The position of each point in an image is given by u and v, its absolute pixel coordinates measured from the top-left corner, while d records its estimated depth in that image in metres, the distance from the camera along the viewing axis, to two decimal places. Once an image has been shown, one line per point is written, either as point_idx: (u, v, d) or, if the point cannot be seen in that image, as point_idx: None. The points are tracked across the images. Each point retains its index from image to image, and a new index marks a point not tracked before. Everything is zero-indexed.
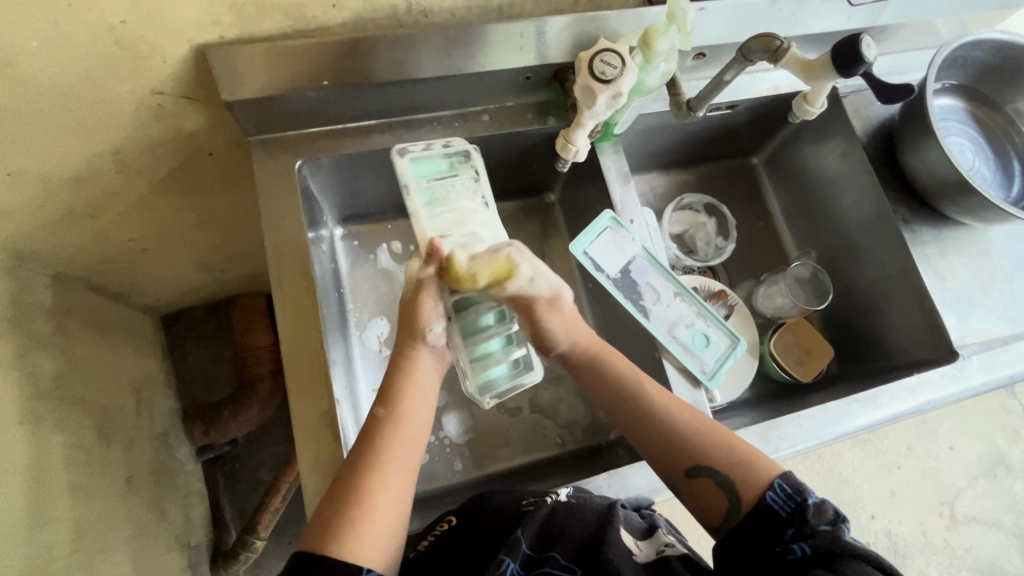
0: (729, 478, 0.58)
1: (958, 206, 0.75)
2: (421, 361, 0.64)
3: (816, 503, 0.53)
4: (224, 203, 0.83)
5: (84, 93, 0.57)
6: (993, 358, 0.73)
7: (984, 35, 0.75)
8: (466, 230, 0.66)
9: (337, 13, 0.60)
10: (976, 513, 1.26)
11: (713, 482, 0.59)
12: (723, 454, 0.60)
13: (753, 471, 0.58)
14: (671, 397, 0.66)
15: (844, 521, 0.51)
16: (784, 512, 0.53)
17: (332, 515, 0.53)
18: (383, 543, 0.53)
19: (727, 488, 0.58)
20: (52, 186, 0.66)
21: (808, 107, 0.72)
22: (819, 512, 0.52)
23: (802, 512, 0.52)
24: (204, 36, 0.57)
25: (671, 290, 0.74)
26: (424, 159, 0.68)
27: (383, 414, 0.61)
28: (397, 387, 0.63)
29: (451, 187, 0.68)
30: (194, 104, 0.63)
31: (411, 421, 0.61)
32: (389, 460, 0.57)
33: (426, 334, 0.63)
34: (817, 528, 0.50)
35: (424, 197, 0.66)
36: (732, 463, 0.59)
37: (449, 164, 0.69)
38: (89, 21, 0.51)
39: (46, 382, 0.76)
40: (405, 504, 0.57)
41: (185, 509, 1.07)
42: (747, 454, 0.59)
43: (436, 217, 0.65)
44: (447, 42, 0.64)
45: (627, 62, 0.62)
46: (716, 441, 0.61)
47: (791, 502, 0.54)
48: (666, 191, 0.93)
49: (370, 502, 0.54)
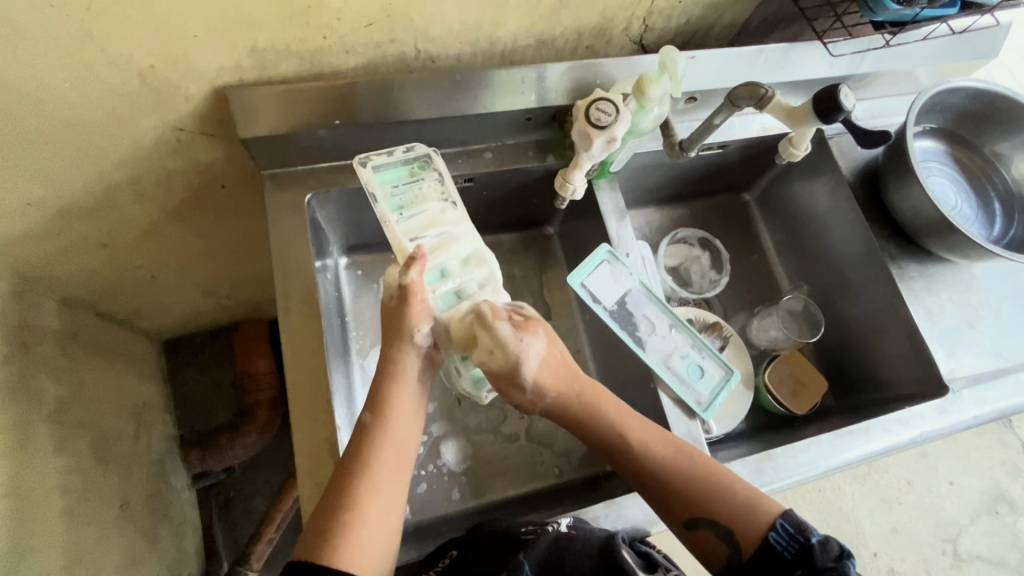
0: (729, 528, 0.59)
1: (942, 244, 0.78)
2: (409, 362, 0.65)
3: (821, 540, 0.55)
4: (233, 232, 0.86)
5: (108, 128, 0.60)
6: (983, 392, 0.75)
7: (959, 84, 0.79)
8: (436, 229, 0.67)
9: (350, 58, 0.64)
10: (980, 551, 1.24)
11: (712, 533, 0.60)
12: (722, 503, 0.60)
13: (753, 517, 0.58)
14: (668, 445, 0.64)
15: (848, 557, 0.53)
16: (789, 552, 0.55)
17: (325, 528, 0.54)
18: (377, 554, 0.54)
19: (726, 536, 0.59)
20: (69, 214, 0.68)
21: (793, 150, 0.75)
22: (824, 550, 0.54)
23: (806, 551, 0.54)
24: (226, 78, 0.60)
25: (666, 322, 0.76)
26: (385, 165, 0.69)
27: (370, 420, 0.61)
28: (384, 392, 0.63)
29: (419, 190, 0.69)
30: (211, 139, 0.67)
31: (399, 426, 0.62)
32: (380, 466, 0.58)
33: (414, 336, 0.64)
34: (822, 565, 0.52)
35: (391, 204, 0.67)
36: (731, 510, 0.59)
37: (414, 168, 0.71)
38: (120, 65, 0.54)
39: (48, 406, 0.77)
40: (397, 507, 0.57)
41: (177, 538, 1.06)
42: (745, 499, 0.59)
43: (407, 219, 0.67)
44: (453, 85, 0.68)
45: (621, 109, 0.66)
46: (714, 488, 0.61)
47: (794, 542, 0.55)
48: (662, 226, 0.96)
49: (362, 511, 0.55)
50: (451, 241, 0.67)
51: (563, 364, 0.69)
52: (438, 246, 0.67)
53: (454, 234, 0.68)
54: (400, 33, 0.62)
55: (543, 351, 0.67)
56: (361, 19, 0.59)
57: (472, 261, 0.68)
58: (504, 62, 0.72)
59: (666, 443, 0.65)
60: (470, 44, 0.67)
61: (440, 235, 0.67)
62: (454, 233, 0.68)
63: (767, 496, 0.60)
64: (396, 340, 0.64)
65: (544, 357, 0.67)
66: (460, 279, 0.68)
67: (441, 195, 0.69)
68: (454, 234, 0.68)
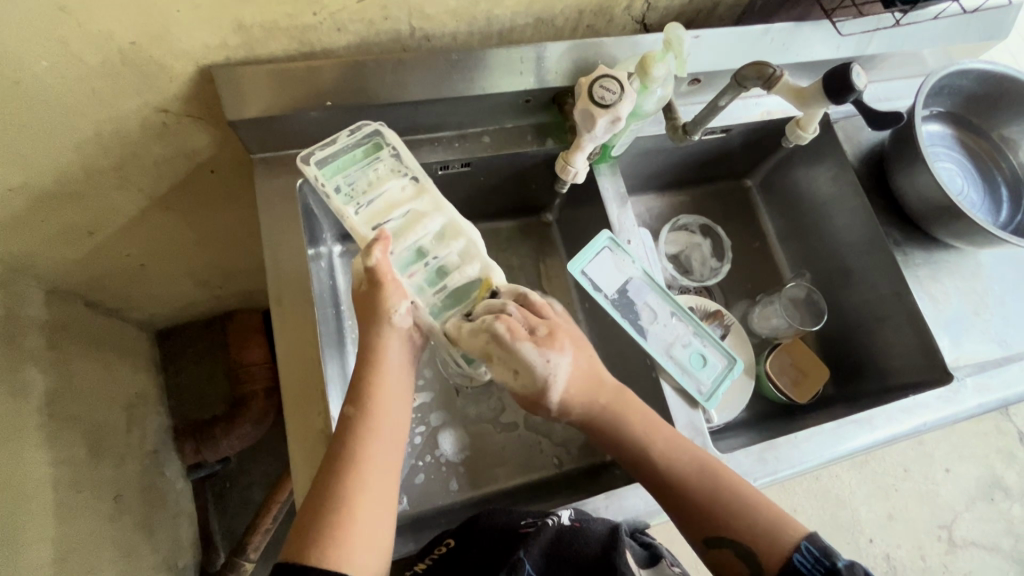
0: (751, 549, 0.57)
1: (948, 230, 0.77)
2: (392, 338, 0.62)
3: (847, 564, 0.52)
4: (223, 219, 0.84)
5: (89, 110, 0.58)
6: (986, 380, 0.74)
7: (968, 65, 0.77)
8: (400, 210, 0.65)
9: (342, 36, 0.62)
10: (974, 537, 1.25)
11: (733, 552, 0.58)
12: (743, 522, 0.58)
13: (777, 538, 0.57)
14: (693, 460, 0.63)
15: None
16: (812, 575, 0.53)
17: (312, 528, 0.52)
18: (368, 552, 0.53)
19: (748, 557, 0.57)
20: (52, 201, 0.66)
21: (800, 133, 0.73)
22: (850, 574, 0.51)
23: (832, 573, 0.52)
24: (212, 57, 0.58)
25: (668, 310, 0.74)
26: (333, 155, 0.66)
27: (355, 413, 0.59)
28: (366, 385, 0.60)
29: (373, 173, 0.66)
30: (199, 122, 0.64)
31: (385, 419, 0.60)
32: (368, 462, 0.56)
33: (393, 314, 0.61)
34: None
35: (344, 195, 0.65)
36: (754, 532, 0.58)
37: (365, 148, 0.67)
38: (99, 41, 0.52)
39: (37, 399, 0.75)
40: (388, 504, 0.56)
41: (173, 530, 1.05)
42: (769, 521, 0.58)
43: (367, 205, 0.65)
44: (449, 66, 0.66)
45: (625, 88, 0.63)
46: (738, 507, 0.59)
47: (819, 565, 0.54)
48: (663, 212, 0.95)
49: (350, 510, 0.53)
50: (417, 218, 0.66)
51: (591, 374, 0.66)
52: (405, 226, 0.65)
53: (421, 211, 0.66)
54: (393, 10, 0.60)
55: (572, 365, 0.65)
56: None
57: (447, 234, 0.66)
58: (502, 42, 0.70)
59: (691, 458, 0.63)
60: (466, 22, 0.65)
61: (405, 214, 0.66)
62: (419, 209, 0.66)
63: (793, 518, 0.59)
64: (374, 320, 0.61)
65: (573, 369, 0.65)
66: (437, 256, 0.66)
67: (398, 172, 0.67)
68: (420, 211, 0.66)
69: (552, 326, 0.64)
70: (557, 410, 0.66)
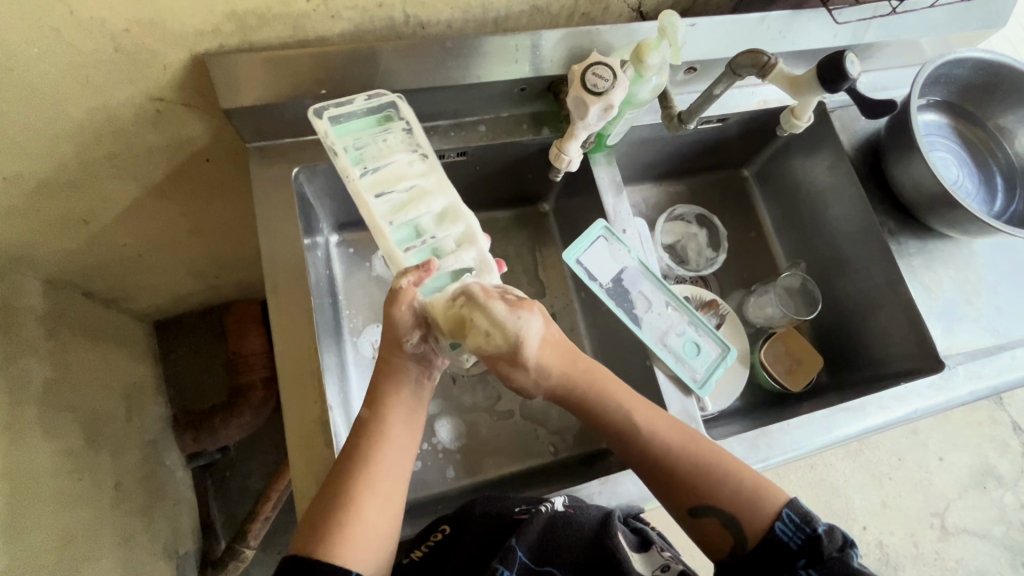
0: (734, 517, 0.57)
1: (943, 219, 0.77)
2: (400, 368, 0.62)
3: (827, 529, 0.53)
4: (219, 209, 0.84)
5: (83, 98, 0.58)
6: (978, 368, 0.75)
7: (965, 54, 0.77)
8: (405, 184, 0.63)
9: (336, 23, 0.61)
10: (966, 524, 1.26)
11: (717, 521, 0.58)
12: (728, 490, 0.58)
13: (759, 507, 0.57)
14: (674, 429, 0.63)
15: (852, 547, 0.52)
16: (794, 543, 0.54)
17: (322, 525, 0.53)
18: (373, 551, 0.53)
19: (732, 525, 0.57)
20: (48, 190, 0.66)
21: (795, 121, 0.73)
22: (829, 540, 0.53)
23: (813, 541, 0.53)
24: (205, 44, 0.58)
25: (663, 300, 0.75)
26: (344, 116, 0.63)
27: (368, 416, 0.60)
28: (383, 390, 0.61)
29: (382, 142, 0.63)
30: (193, 111, 0.64)
31: (398, 422, 0.60)
32: (379, 464, 0.57)
33: (404, 343, 0.61)
34: (826, 558, 0.51)
35: (351, 157, 0.62)
36: (737, 500, 0.58)
37: (376, 117, 0.64)
38: (92, 28, 0.51)
39: (36, 387, 0.76)
40: (397, 505, 0.57)
41: (174, 517, 1.06)
42: (751, 489, 0.58)
43: (373, 172, 0.62)
44: (444, 54, 0.65)
45: (619, 75, 0.63)
46: (720, 476, 0.59)
47: (801, 533, 0.54)
48: (659, 202, 0.95)
49: (360, 509, 0.54)
50: (422, 195, 0.63)
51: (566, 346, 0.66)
52: (409, 201, 0.63)
53: (426, 188, 0.63)
54: None
55: (542, 332, 0.63)
56: None
57: (447, 217, 0.64)
58: (498, 30, 0.69)
59: (672, 427, 0.63)
60: (461, 9, 0.64)
61: (409, 190, 0.63)
62: (424, 187, 0.63)
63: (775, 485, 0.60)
64: (389, 347, 0.61)
65: (545, 338, 0.63)
66: (435, 237, 0.63)
67: (408, 146, 0.64)
68: (425, 189, 0.63)
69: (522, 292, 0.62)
70: (533, 376, 0.64)
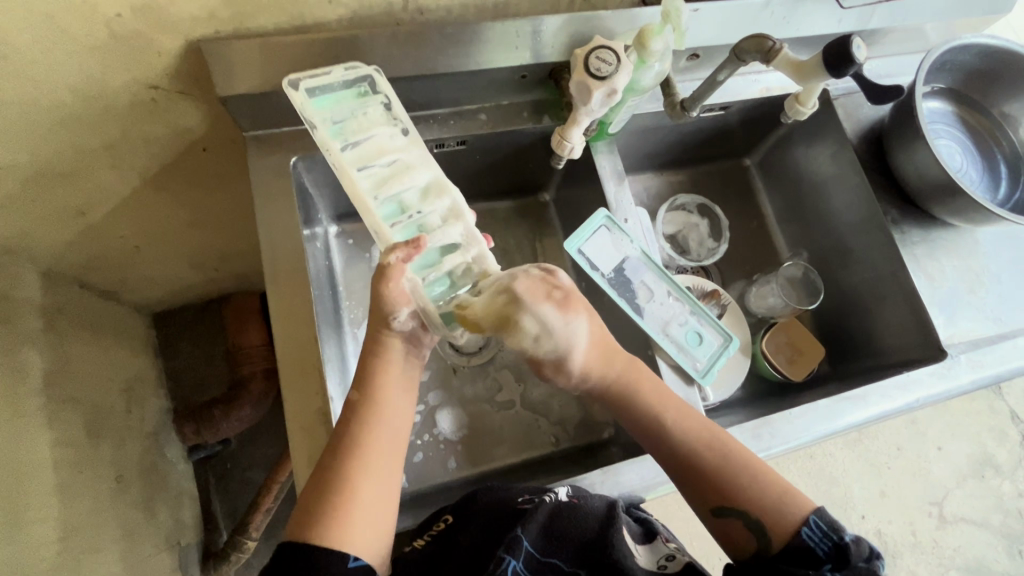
0: (759, 520, 0.57)
1: (947, 208, 0.77)
2: (392, 348, 0.61)
3: (855, 540, 0.53)
4: (217, 200, 0.83)
5: (76, 87, 0.57)
6: (981, 358, 0.74)
7: (971, 40, 0.76)
8: (387, 158, 0.61)
9: (333, 9, 0.60)
10: (965, 513, 1.27)
11: (740, 523, 0.58)
12: (753, 494, 0.58)
13: (785, 511, 0.56)
14: (704, 431, 0.63)
15: (878, 557, 0.52)
16: (820, 550, 0.53)
17: (315, 509, 0.53)
18: (370, 533, 0.53)
19: (757, 528, 0.57)
20: (43, 181, 0.65)
21: (799, 108, 0.72)
22: (857, 549, 0.52)
23: (840, 550, 0.52)
24: (200, 31, 0.57)
25: (665, 289, 0.74)
26: (321, 88, 0.61)
27: (358, 398, 0.59)
28: (371, 372, 0.60)
29: (362, 115, 0.61)
30: (190, 100, 0.63)
31: (389, 404, 0.59)
32: (371, 447, 0.56)
33: (392, 321, 0.59)
34: (854, 564, 0.51)
35: (333, 130, 0.60)
36: (764, 503, 0.57)
37: (353, 91, 0.62)
38: (85, 13, 0.50)
39: (35, 380, 0.76)
40: (391, 488, 0.56)
41: (175, 509, 1.06)
42: (778, 494, 0.58)
43: (355, 147, 0.60)
44: (443, 40, 0.64)
45: (622, 59, 0.62)
46: (748, 480, 0.59)
47: (827, 541, 0.54)
48: (661, 192, 0.94)
49: (353, 492, 0.54)
50: (404, 170, 0.61)
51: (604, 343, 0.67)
52: (391, 175, 0.61)
53: (409, 162, 0.62)
54: None
55: (588, 332, 0.65)
56: None
57: (432, 192, 0.62)
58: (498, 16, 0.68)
59: (701, 428, 0.63)
60: None
61: (392, 163, 0.61)
62: (407, 161, 0.61)
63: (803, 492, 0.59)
64: (376, 324, 0.60)
65: (590, 340, 0.65)
66: (420, 212, 0.61)
67: (388, 119, 0.62)
68: (407, 163, 0.61)
69: (569, 288, 0.64)
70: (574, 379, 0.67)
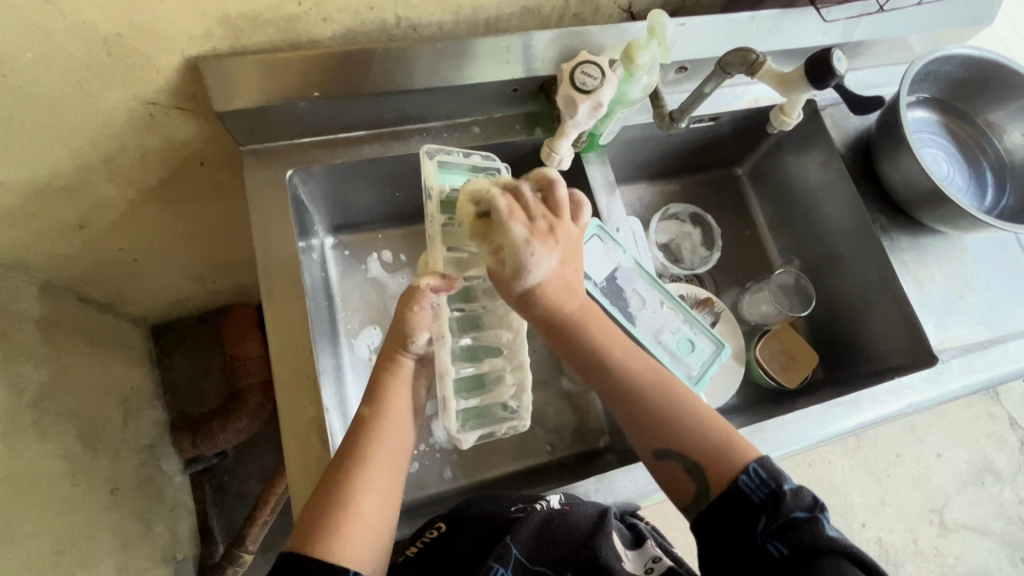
0: (698, 463, 0.53)
1: (934, 214, 0.78)
2: (406, 368, 0.62)
3: (794, 489, 0.48)
4: (215, 212, 0.84)
5: (76, 104, 0.58)
6: (971, 363, 0.75)
7: (953, 51, 0.78)
8: None
9: (328, 26, 0.62)
10: (965, 520, 1.27)
11: (680, 467, 0.54)
12: (695, 438, 0.54)
13: (728, 457, 0.53)
14: (647, 365, 0.60)
15: (821, 507, 0.48)
16: (756, 498, 0.49)
17: (316, 524, 0.52)
18: (370, 549, 0.53)
19: (696, 472, 0.53)
20: (43, 196, 0.66)
21: (785, 119, 0.74)
22: (795, 499, 0.48)
23: (777, 497, 0.48)
24: (198, 48, 0.58)
25: (657, 298, 0.76)
26: (449, 165, 0.69)
27: (369, 414, 0.59)
28: (383, 389, 0.61)
29: None
30: (187, 115, 0.65)
31: (397, 421, 0.60)
32: (376, 463, 0.56)
33: (410, 343, 0.60)
34: (789, 515, 0.47)
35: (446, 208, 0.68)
36: (704, 449, 0.54)
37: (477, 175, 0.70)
38: (84, 32, 0.52)
39: (31, 392, 0.76)
40: (393, 505, 0.57)
41: (172, 523, 1.06)
42: (723, 441, 0.54)
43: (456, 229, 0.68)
44: (436, 55, 0.66)
45: (607, 73, 0.63)
46: (694, 425, 0.55)
47: (766, 488, 0.49)
48: (653, 201, 0.95)
49: (357, 508, 0.53)
50: None
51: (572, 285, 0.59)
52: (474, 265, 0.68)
53: None
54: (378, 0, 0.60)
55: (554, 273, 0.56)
56: None
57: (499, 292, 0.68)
58: (490, 31, 0.70)
59: (649, 369, 0.59)
60: (452, 11, 0.65)
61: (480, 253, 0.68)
62: None
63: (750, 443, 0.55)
64: (394, 348, 0.61)
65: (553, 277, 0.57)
66: (484, 308, 0.68)
67: None
68: None
69: (558, 215, 0.56)
70: (526, 298, 0.57)
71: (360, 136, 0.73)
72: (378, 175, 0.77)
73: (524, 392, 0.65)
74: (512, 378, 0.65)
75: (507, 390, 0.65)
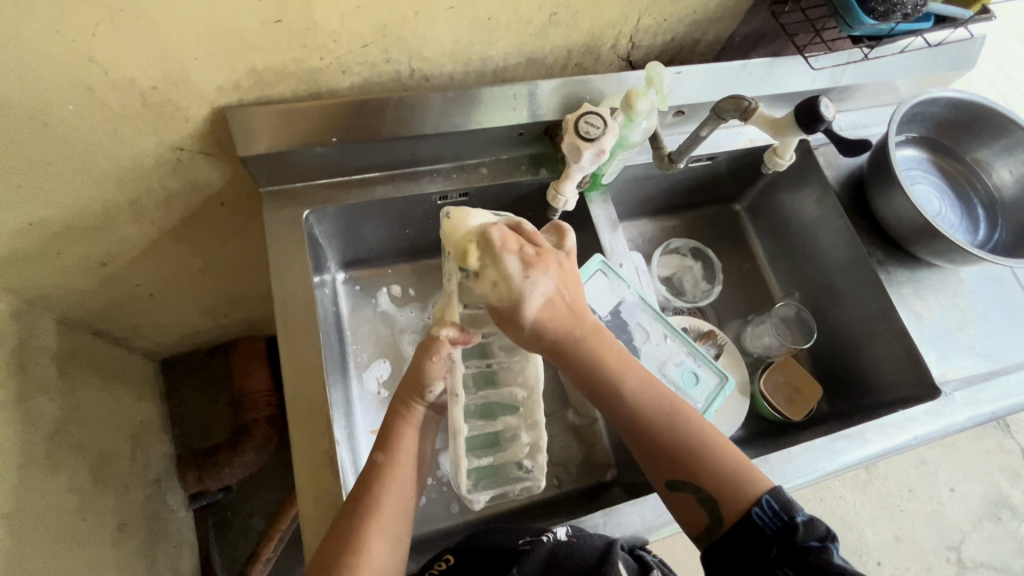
0: (714, 496, 0.55)
1: (929, 249, 0.80)
2: (419, 416, 0.63)
3: (806, 521, 0.52)
4: (231, 249, 0.87)
5: (108, 149, 0.62)
6: (974, 394, 0.76)
7: (938, 94, 0.82)
8: None
9: (346, 78, 0.66)
10: (984, 558, 1.23)
11: (694, 498, 0.56)
12: (712, 469, 0.56)
13: (740, 489, 0.55)
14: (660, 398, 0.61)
15: (832, 539, 0.51)
16: (770, 529, 0.52)
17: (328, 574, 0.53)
18: None
19: (709, 503, 0.56)
20: (70, 235, 0.69)
21: (778, 160, 0.77)
22: (807, 531, 0.51)
23: (789, 530, 0.51)
24: (225, 99, 0.62)
25: (660, 331, 0.77)
26: None
27: (382, 461, 0.59)
28: (393, 433, 0.61)
29: None
30: (211, 158, 0.68)
31: (406, 466, 0.60)
32: (383, 511, 0.57)
33: (426, 393, 0.61)
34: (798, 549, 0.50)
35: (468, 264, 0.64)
36: (718, 480, 0.56)
37: None
38: (121, 86, 0.56)
39: (44, 426, 0.77)
40: (400, 549, 0.57)
41: (174, 560, 1.05)
42: (737, 469, 0.56)
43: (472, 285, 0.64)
44: (445, 102, 0.70)
45: (609, 123, 0.67)
46: (709, 455, 0.57)
47: (777, 521, 0.52)
48: (654, 236, 0.98)
49: (366, 558, 0.54)
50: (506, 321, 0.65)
51: (574, 307, 0.61)
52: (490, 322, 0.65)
53: None
54: (394, 53, 0.64)
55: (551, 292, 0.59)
56: (357, 39, 0.61)
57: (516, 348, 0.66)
58: (497, 80, 0.74)
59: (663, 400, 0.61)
60: (462, 62, 0.69)
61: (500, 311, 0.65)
62: None
63: (761, 471, 0.57)
64: (410, 396, 0.62)
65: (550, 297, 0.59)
66: (499, 364, 0.67)
67: None
68: None
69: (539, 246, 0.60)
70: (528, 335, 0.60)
71: (373, 177, 0.77)
72: (390, 214, 0.80)
73: (538, 452, 0.64)
74: (526, 436, 0.65)
75: (523, 449, 0.65)
